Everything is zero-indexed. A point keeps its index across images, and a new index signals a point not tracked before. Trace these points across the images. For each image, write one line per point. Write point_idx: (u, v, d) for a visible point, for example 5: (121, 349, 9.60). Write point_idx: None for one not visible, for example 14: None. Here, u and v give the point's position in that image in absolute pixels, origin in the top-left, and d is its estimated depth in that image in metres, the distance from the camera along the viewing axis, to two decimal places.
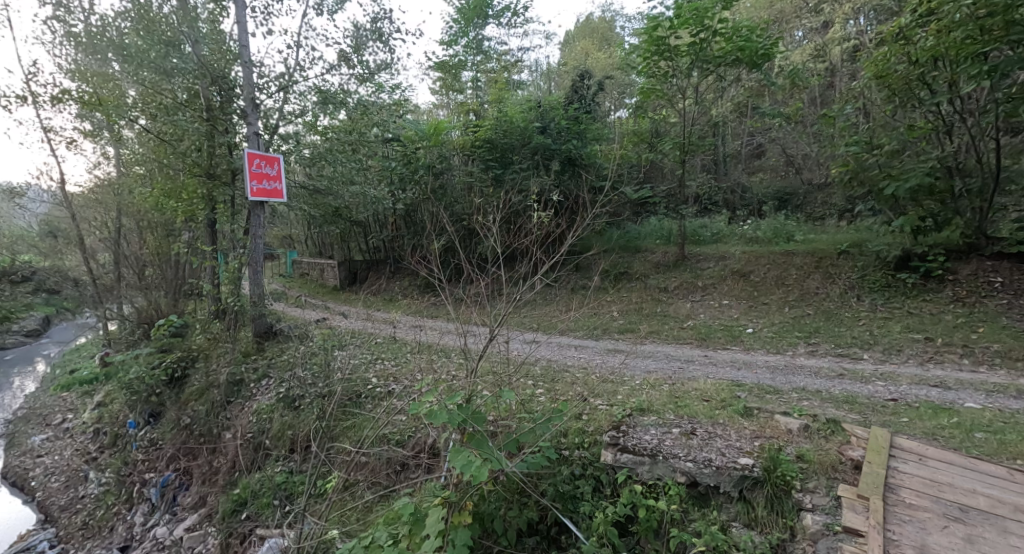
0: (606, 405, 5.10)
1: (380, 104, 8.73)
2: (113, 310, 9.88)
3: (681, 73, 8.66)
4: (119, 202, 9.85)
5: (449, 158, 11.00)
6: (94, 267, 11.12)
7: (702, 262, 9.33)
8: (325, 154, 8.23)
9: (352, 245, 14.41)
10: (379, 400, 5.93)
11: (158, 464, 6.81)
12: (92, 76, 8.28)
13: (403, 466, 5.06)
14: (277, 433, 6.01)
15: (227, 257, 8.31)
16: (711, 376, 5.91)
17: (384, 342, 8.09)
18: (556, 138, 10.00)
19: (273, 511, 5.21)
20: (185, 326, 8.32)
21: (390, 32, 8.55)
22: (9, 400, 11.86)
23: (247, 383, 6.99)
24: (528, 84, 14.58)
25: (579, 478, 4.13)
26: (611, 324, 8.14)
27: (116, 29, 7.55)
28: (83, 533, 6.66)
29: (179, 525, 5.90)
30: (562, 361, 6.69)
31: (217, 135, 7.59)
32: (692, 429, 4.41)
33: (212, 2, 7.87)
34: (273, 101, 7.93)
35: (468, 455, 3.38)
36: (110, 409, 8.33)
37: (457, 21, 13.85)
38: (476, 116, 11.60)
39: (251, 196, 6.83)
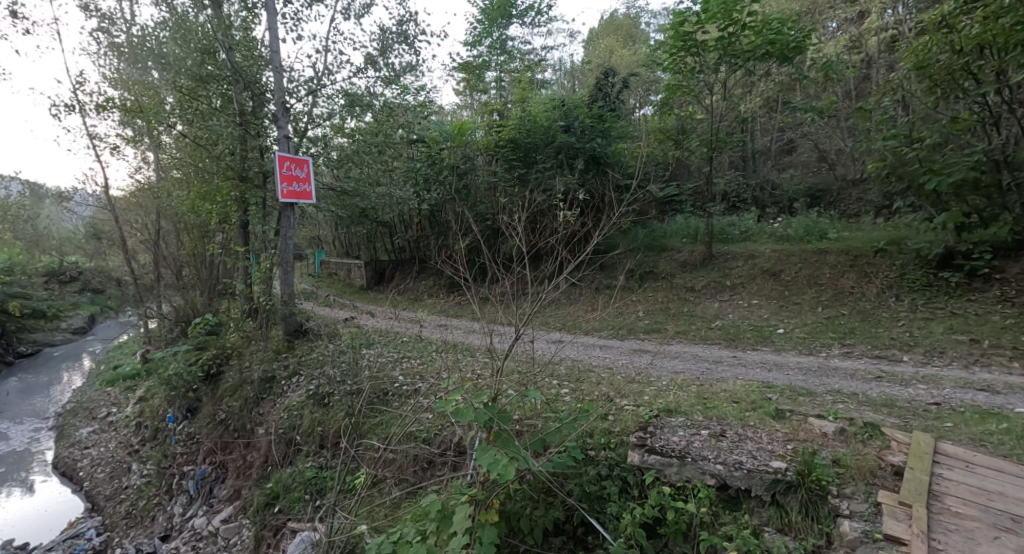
0: (633, 405, 5.05)
1: (406, 106, 8.83)
2: (153, 309, 10.29)
3: (709, 68, 8.49)
4: (158, 205, 10.24)
5: (474, 158, 11.13)
6: (135, 267, 11.61)
7: (731, 260, 9.14)
8: (352, 155, 8.39)
9: (379, 245, 14.64)
10: (405, 398, 6.01)
11: (196, 458, 7.05)
12: (133, 84, 8.64)
13: (429, 463, 5.11)
14: (307, 429, 6.13)
15: (258, 258, 8.54)
16: (740, 377, 5.79)
17: (410, 341, 8.20)
18: (581, 136, 9.92)
19: (305, 505, 5.34)
20: (220, 324, 8.60)
21: (415, 35, 8.66)
22: (58, 394, 12.46)
23: (278, 380, 7.17)
24: (552, 83, 14.54)
25: (605, 479, 4.10)
26: (637, 324, 8.05)
27: (155, 39, 7.84)
28: (126, 522, 6.95)
29: (216, 517, 6.10)
30: (587, 361, 6.65)
31: (250, 139, 7.80)
32: (722, 431, 4.32)
33: (244, 10, 8.09)
34: (302, 105, 8.10)
35: (495, 454, 3.38)
36: (151, 404, 8.67)
37: (481, 22, 13.82)
38: (500, 116, 11.62)
39: (282, 198, 6.99)
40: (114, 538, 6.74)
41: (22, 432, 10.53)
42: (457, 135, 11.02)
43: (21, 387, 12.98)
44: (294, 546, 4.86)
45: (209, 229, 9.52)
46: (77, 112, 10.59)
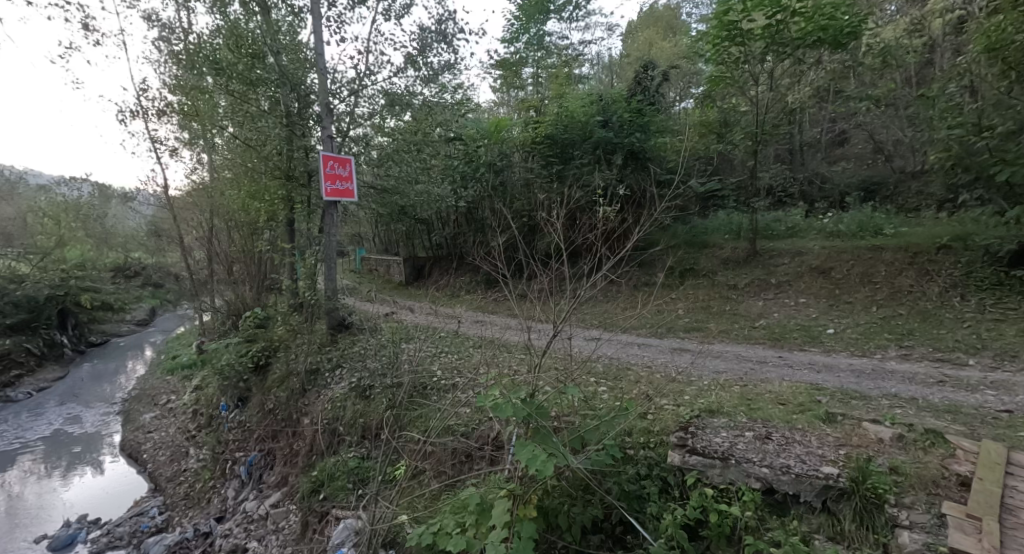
0: (673, 405, 4.95)
1: (444, 104, 8.92)
2: (208, 302, 10.85)
3: (755, 58, 8.16)
4: (212, 204, 10.77)
5: (510, 154, 11.13)
6: (191, 263, 12.26)
7: (777, 257, 8.81)
8: (392, 154, 8.54)
9: (417, 242, 14.90)
10: (443, 393, 6.10)
11: (247, 444, 7.38)
12: (190, 89, 9.10)
13: (467, 457, 5.16)
14: (349, 420, 6.30)
15: (304, 254, 8.86)
16: (787, 379, 5.57)
17: (448, 336, 8.30)
18: (619, 131, 9.66)
19: (348, 494, 5.50)
20: (268, 318, 8.97)
21: (454, 33, 8.73)
22: (124, 381, 13.30)
23: (322, 372, 7.40)
24: (589, 77, 14.35)
25: (645, 478, 4.03)
26: (677, 323, 7.87)
27: (209, 46, 8.21)
28: (185, 502, 7.35)
29: (265, 501, 6.38)
30: (625, 359, 6.56)
31: (295, 140, 8.07)
32: (768, 433, 4.19)
33: (291, 15, 8.39)
34: (345, 105, 8.32)
35: (534, 450, 3.37)
36: (206, 393, 9.14)
37: (518, 18, 13.87)
38: (538, 112, 11.56)
39: (326, 196, 7.20)
40: (173, 517, 7.15)
41: (93, 416, 11.30)
42: (495, 133, 11.09)
43: (92, 374, 13.93)
44: (338, 533, 5.02)
45: (258, 227, 9.92)
46: (140, 117, 11.25)
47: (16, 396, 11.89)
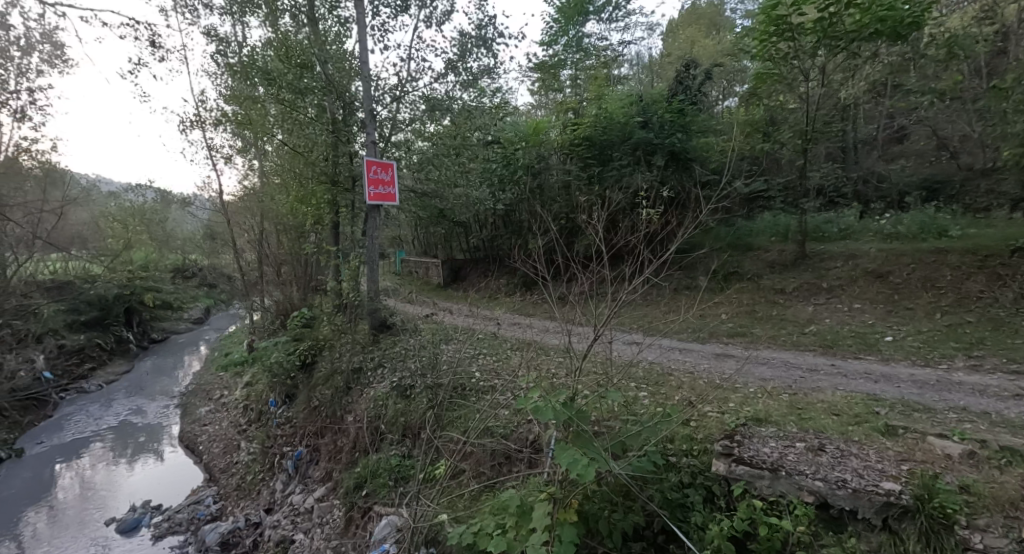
0: (717, 412, 4.82)
1: (484, 108, 9.01)
2: (258, 302, 11.35)
3: (805, 53, 7.84)
4: (262, 208, 11.26)
5: (548, 157, 11.13)
6: (243, 264, 12.86)
7: (829, 260, 8.43)
8: (432, 159, 8.70)
9: (455, 244, 15.08)
10: (482, 394, 6.15)
11: (294, 440, 7.66)
12: (242, 99, 9.54)
13: (506, 459, 5.18)
14: (390, 419, 6.42)
15: (347, 256, 9.11)
16: (840, 388, 5.31)
17: (486, 338, 8.36)
18: (659, 132, 9.50)
19: (389, 491, 5.62)
20: (314, 318, 9.30)
21: (494, 38, 8.80)
22: (182, 376, 14.07)
23: (364, 370, 7.59)
24: (629, 78, 14.17)
25: (688, 487, 3.93)
26: (721, 327, 7.65)
27: (260, 56, 8.57)
28: (236, 493, 7.69)
29: (311, 495, 6.60)
30: (666, 365, 6.42)
31: (341, 146, 8.31)
32: (821, 444, 4.01)
33: (339, 24, 8.74)
34: (388, 111, 8.54)
35: (575, 453, 3.35)
36: (256, 389, 9.55)
37: (557, 21, 14.03)
38: (576, 114, 11.48)
39: (369, 201, 7.39)
40: (226, 506, 7.49)
41: (156, 408, 11.99)
42: (533, 135, 11.11)
43: (153, 368, 14.80)
44: (380, 528, 5.15)
45: (304, 230, 10.31)
46: (198, 127, 11.92)
47: (88, 387, 12.75)
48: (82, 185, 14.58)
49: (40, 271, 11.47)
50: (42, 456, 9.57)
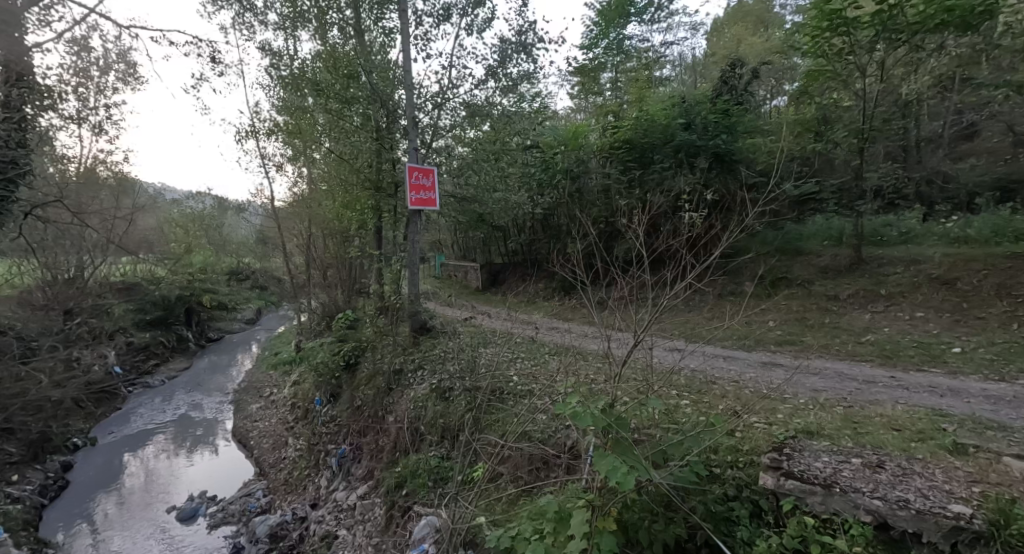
0: (764, 423, 4.66)
1: (523, 113, 9.07)
2: (305, 304, 11.81)
3: (862, 48, 7.48)
4: (310, 214, 11.73)
5: (587, 161, 11.07)
6: (292, 267, 13.41)
7: (886, 266, 8.01)
8: (471, 164, 8.82)
9: (493, 248, 15.22)
10: (520, 398, 6.18)
11: (338, 438, 7.91)
12: (292, 109, 9.98)
13: (544, 464, 5.20)
14: (430, 421, 6.53)
15: (389, 259, 9.35)
16: (901, 402, 5.03)
17: (524, 342, 8.39)
18: (703, 133, 9.26)
19: (428, 492, 5.72)
20: (358, 320, 9.60)
21: (534, 44, 8.86)
22: (236, 374, 14.79)
23: (405, 372, 7.73)
24: (671, 79, 13.95)
25: (733, 500, 3.82)
26: (768, 335, 7.39)
27: (310, 68, 8.97)
28: (284, 487, 8.02)
29: (354, 492, 6.80)
30: (709, 373, 6.25)
31: (384, 153, 8.54)
32: (880, 461, 3.81)
33: (383, 35, 9.03)
34: (429, 118, 8.72)
35: (613, 461, 3.31)
36: (303, 387, 9.93)
37: (598, 24, 13.77)
38: (616, 117, 11.33)
39: (410, 206, 7.57)
40: (275, 499, 7.82)
41: (212, 403, 12.65)
42: (572, 139, 11.08)
43: (209, 366, 15.62)
44: (419, 528, 5.25)
45: (349, 235, 10.66)
46: (252, 137, 12.55)
47: (152, 382, 13.60)
48: (149, 193, 15.62)
49: (111, 273, 12.36)
50: (112, 445, 10.25)
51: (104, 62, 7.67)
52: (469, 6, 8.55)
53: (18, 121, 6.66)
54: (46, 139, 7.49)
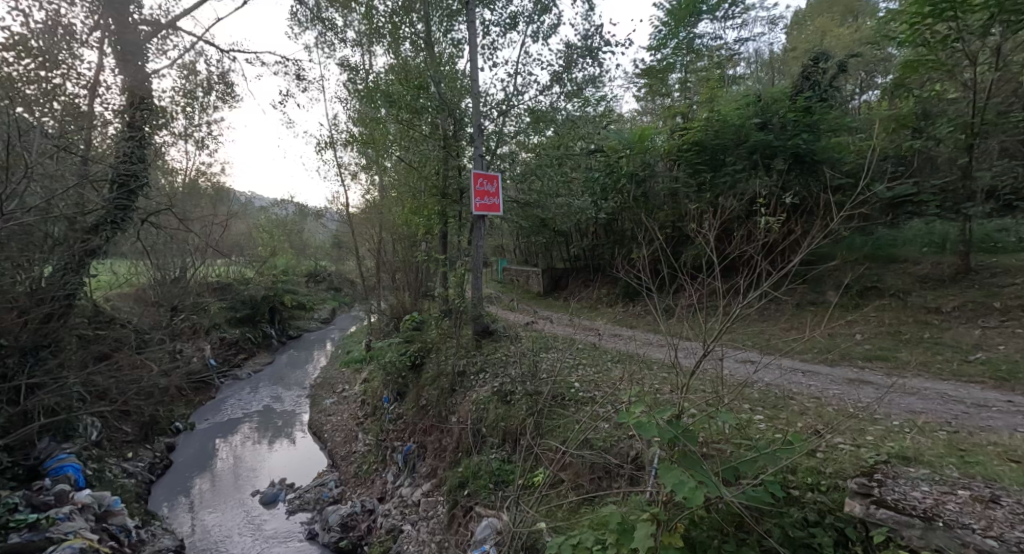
0: (850, 445, 4.33)
1: (588, 118, 9.03)
2: (376, 305, 12.39)
3: (973, 33, 6.74)
4: (381, 219, 12.30)
5: (654, 164, 10.80)
6: (364, 269, 14.11)
7: (998, 277, 7.20)
8: (535, 169, 8.88)
9: (555, 253, 15.21)
10: (582, 405, 6.13)
11: (404, 436, 8.21)
12: (365, 120, 10.52)
13: (606, 473, 5.13)
14: (492, 423, 6.61)
15: (454, 264, 9.59)
16: (1020, 430, 4.51)
17: (586, 349, 8.31)
18: (781, 133, 8.79)
19: (490, 493, 5.79)
20: (424, 322, 9.92)
21: (600, 47, 8.80)
22: (312, 370, 15.73)
23: (467, 374, 7.88)
24: (746, 76, 13.27)
25: (815, 526, 3.59)
26: (854, 348, 6.87)
27: (383, 80, 9.40)
28: (354, 480, 8.41)
29: (418, 489, 7.03)
30: (786, 387, 5.89)
31: (451, 160, 8.81)
32: (993, 496, 3.44)
33: (452, 46, 9.33)
34: (495, 125, 8.88)
35: (681, 475, 3.20)
36: (372, 385, 10.40)
37: (667, 24, 13.46)
38: (684, 118, 10.97)
39: (476, 212, 7.73)
40: (346, 491, 8.22)
41: (290, 397, 13.52)
42: (638, 142, 10.80)
43: (288, 361, 16.70)
44: (481, 529, 5.35)
45: (416, 239, 11.06)
46: (330, 147, 13.37)
47: (239, 373, 14.75)
48: (240, 200, 17.00)
49: (207, 274, 13.56)
50: (206, 430, 11.20)
51: (207, 83, 8.48)
52: (536, 13, 8.65)
53: (140, 139, 7.53)
54: (160, 154, 8.37)
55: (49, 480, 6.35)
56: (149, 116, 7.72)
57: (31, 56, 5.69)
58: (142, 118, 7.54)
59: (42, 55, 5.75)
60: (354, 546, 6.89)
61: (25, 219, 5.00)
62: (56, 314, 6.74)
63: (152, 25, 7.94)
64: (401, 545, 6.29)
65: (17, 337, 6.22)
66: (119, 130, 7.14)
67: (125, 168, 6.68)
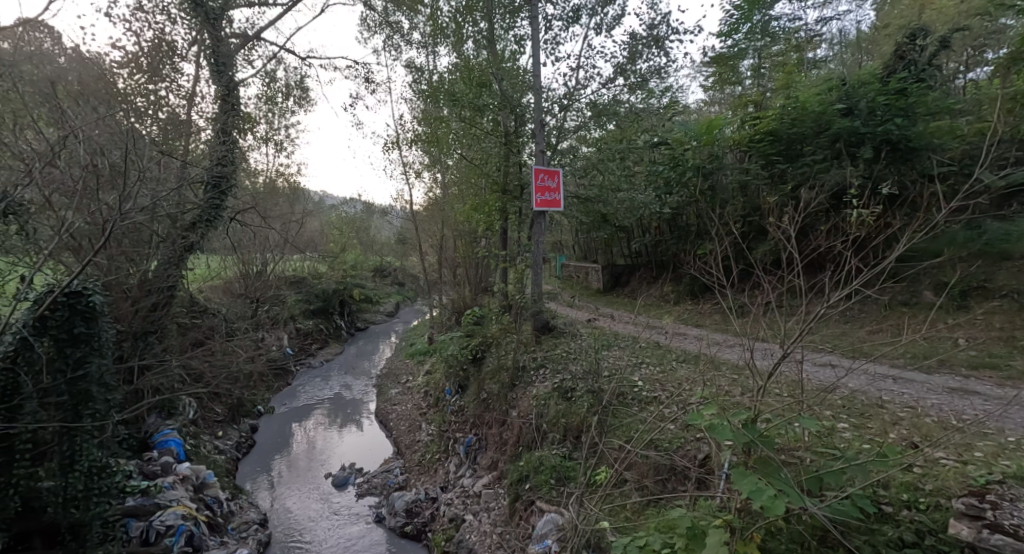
0: (954, 461, 3.94)
1: (651, 110, 8.75)
2: (439, 300, 12.76)
3: None
4: (443, 216, 12.62)
5: (722, 156, 10.26)
6: (427, 264, 14.54)
7: None
8: (597, 164, 8.79)
9: (616, 250, 15.01)
10: (645, 405, 6.01)
11: (465, 427, 8.42)
12: (425, 118, 10.71)
13: (671, 475, 5.01)
14: (552, 419, 6.57)
15: (514, 259, 9.64)
16: None
17: (649, 347, 8.12)
18: (869, 119, 8.07)
19: (551, 489, 5.80)
20: (484, 316, 10.06)
21: (667, 36, 8.48)
22: (379, 361, 16.41)
23: (527, 369, 7.89)
24: (829, 59, 12.26)
25: (912, 547, 3.35)
26: (956, 354, 6.23)
27: (445, 79, 9.57)
28: (418, 468, 8.72)
29: (479, 481, 7.19)
30: (874, 394, 5.47)
31: (511, 156, 8.84)
32: None
33: (515, 43, 9.24)
34: (557, 120, 8.77)
35: (757, 482, 3.03)
36: (436, 376, 10.70)
37: (739, 7, 12.28)
38: (757, 107, 10.39)
39: (536, 207, 7.72)
40: (410, 478, 8.52)
41: (359, 386, 14.17)
42: (705, 134, 10.31)
43: (357, 351, 17.52)
44: (542, 524, 5.39)
45: (477, 235, 11.23)
46: (397, 147, 13.89)
47: (313, 361, 15.62)
48: (313, 199, 17.99)
49: (285, 268, 14.48)
50: (285, 413, 11.99)
51: (286, 89, 9.03)
52: (599, 5, 8.48)
53: (230, 143, 8.12)
54: (244, 158, 8.97)
55: (155, 453, 7.02)
56: (237, 121, 8.31)
57: (140, 71, 6.29)
58: (233, 124, 8.12)
59: (149, 70, 6.35)
60: (419, 532, 7.13)
61: (137, 219, 5.58)
62: (160, 304, 7.43)
63: (241, 37, 8.54)
64: (462, 534, 6.46)
65: (129, 323, 6.92)
66: (212, 136, 7.75)
67: (217, 170, 7.22)
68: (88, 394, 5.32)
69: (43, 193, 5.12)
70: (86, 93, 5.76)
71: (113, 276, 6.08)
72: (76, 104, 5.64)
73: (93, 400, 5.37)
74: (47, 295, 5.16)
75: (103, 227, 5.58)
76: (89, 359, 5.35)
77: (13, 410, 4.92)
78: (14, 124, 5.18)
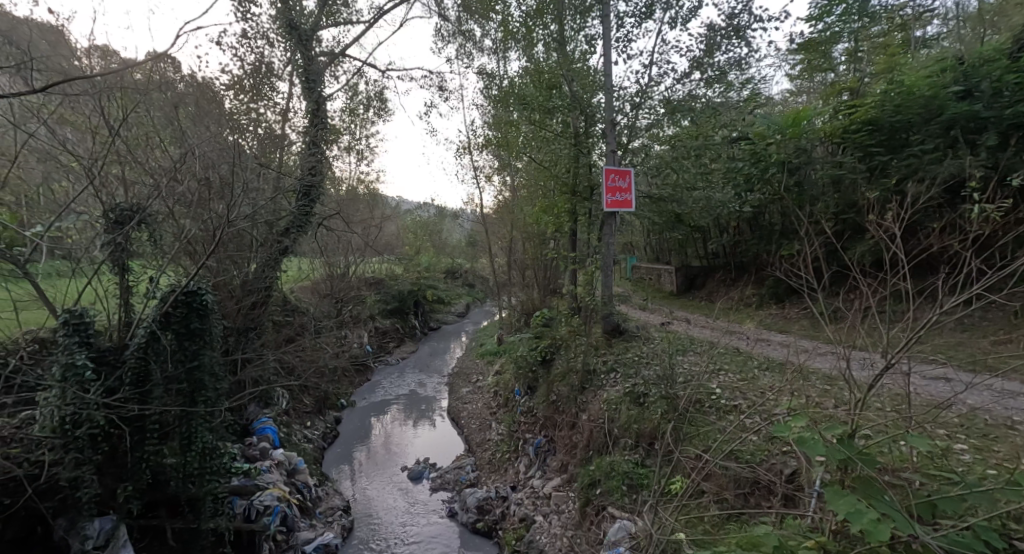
0: None
1: (730, 104, 8.33)
2: (508, 301, 12.93)
3: None
4: (512, 218, 12.80)
5: (810, 149, 9.58)
6: (498, 266, 14.80)
7: None
8: (671, 162, 8.53)
9: (690, 251, 14.47)
10: (725, 413, 5.75)
11: (534, 428, 8.47)
12: (495, 122, 10.90)
13: (754, 489, 4.76)
14: (624, 425, 6.44)
15: (584, 261, 9.59)
16: None
17: (728, 353, 7.74)
18: (991, 102, 7.20)
19: (624, 496, 5.70)
20: (553, 318, 10.07)
21: (749, 25, 8.06)
22: (450, 360, 16.89)
23: (597, 372, 7.81)
24: (939, 37, 11.07)
25: None
26: None
27: (514, 82, 9.69)
28: (489, 466, 8.88)
29: (549, 483, 7.20)
30: (999, 413, 4.86)
31: (581, 157, 8.78)
32: None
33: (585, 43, 9.20)
34: (627, 119, 8.61)
35: (855, 503, 2.79)
36: (505, 377, 10.87)
37: None
38: (851, 95, 9.60)
39: (607, 208, 7.62)
40: (481, 476, 8.68)
41: (432, 384, 14.64)
42: (791, 127, 9.72)
43: (429, 350, 18.10)
44: (614, 531, 5.29)
45: (546, 237, 11.29)
46: (468, 152, 14.24)
47: (388, 358, 16.33)
48: (390, 204, 18.86)
49: (364, 270, 15.29)
50: (364, 408, 12.63)
51: (367, 101, 9.57)
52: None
53: (319, 154, 8.74)
54: (331, 167, 9.60)
55: (254, 438, 7.68)
56: (325, 134, 8.92)
57: (243, 92, 6.92)
58: (321, 137, 8.73)
59: (251, 90, 6.97)
60: (490, 529, 7.26)
61: (242, 226, 6.16)
62: (258, 303, 8.10)
63: (329, 55, 9.16)
64: (533, 534, 6.50)
65: (233, 320, 7.58)
66: (302, 148, 8.40)
67: (308, 180, 7.80)
68: (201, 383, 5.94)
69: (169, 205, 5.81)
70: (200, 114, 6.44)
71: (221, 277, 6.72)
72: (194, 124, 6.34)
73: (205, 388, 5.98)
74: (169, 294, 5.80)
75: (213, 234, 6.20)
76: (203, 352, 5.97)
77: (144, 395, 5.55)
78: (146, 144, 5.89)
